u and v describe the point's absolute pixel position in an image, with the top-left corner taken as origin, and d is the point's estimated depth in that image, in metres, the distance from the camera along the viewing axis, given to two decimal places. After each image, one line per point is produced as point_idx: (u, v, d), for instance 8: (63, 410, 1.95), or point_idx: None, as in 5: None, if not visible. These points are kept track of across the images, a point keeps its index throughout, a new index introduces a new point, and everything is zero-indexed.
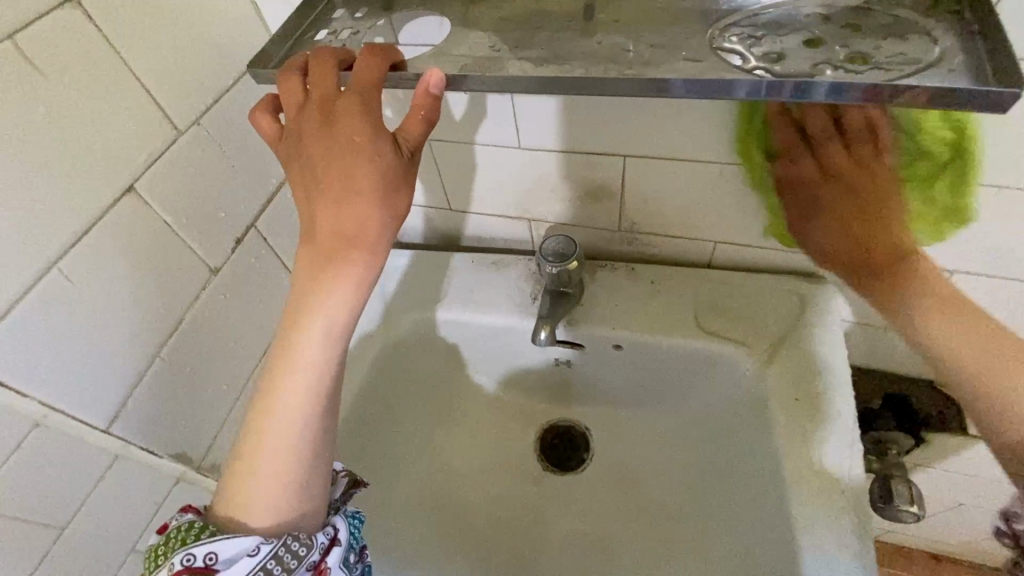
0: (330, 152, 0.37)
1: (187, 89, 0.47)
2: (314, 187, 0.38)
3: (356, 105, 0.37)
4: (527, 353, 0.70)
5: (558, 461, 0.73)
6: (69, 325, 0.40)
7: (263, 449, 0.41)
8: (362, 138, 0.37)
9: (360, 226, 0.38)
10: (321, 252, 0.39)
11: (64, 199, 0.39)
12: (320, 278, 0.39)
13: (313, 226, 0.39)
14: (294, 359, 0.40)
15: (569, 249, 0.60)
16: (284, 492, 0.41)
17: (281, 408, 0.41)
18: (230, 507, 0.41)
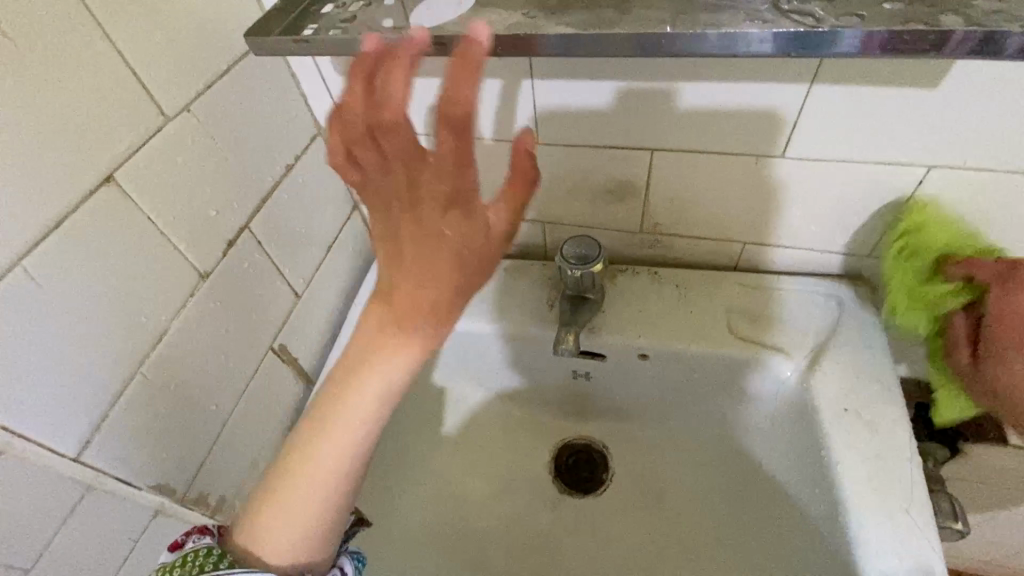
0: (415, 238, 0.30)
1: (176, 70, 0.42)
2: (391, 264, 0.32)
3: (441, 158, 0.28)
4: (542, 365, 0.65)
5: (575, 483, 0.68)
6: (38, 333, 0.34)
7: (295, 497, 0.35)
8: (452, 224, 0.30)
9: (438, 307, 0.32)
10: (390, 326, 0.34)
11: (31, 186, 0.33)
12: (385, 354, 0.34)
13: (388, 289, 0.33)
14: (347, 417, 0.35)
15: (592, 251, 0.55)
16: (308, 538, 0.36)
17: (321, 460, 0.35)
18: (249, 538, 0.36)
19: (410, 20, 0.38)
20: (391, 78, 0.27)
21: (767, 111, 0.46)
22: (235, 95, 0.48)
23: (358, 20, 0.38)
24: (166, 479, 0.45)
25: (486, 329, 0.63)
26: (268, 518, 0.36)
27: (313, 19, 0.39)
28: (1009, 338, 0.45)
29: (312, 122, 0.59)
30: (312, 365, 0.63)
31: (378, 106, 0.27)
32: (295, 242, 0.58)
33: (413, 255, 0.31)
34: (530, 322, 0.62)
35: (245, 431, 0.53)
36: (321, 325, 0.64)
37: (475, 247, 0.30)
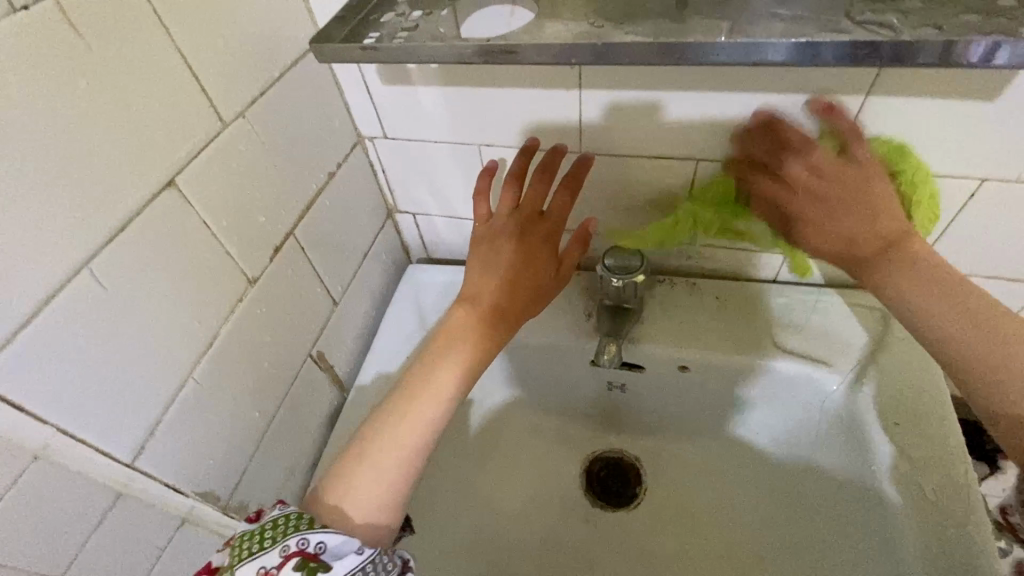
0: (523, 247, 0.51)
1: (234, 76, 0.42)
2: (494, 267, 0.51)
3: (541, 220, 0.52)
4: (576, 376, 0.65)
5: (608, 496, 0.67)
6: (97, 335, 0.34)
7: (377, 450, 0.44)
8: (535, 252, 0.52)
9: (512, 308, 0.50)
10: (476, 315, 0.49)
11: (100, 190, 0.33)
12: (466, 336, 0.48)
13: (478, 293, 0.51)
14: (428, 387, 0.46)
15: (634, 261, 0.55)
16: (385, 492, 0.43)
17: (404, 420, 0.45)
18: (333, 493, 0.43)
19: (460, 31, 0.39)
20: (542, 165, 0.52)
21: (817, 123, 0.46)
22: (284, 103, 0.48)
23: (421, 27, 0.38)
24: (211, 487, 0.44)
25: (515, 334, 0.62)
26: (352, 485, 0.43)
27: (374, 27, 0.39)
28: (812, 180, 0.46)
29: (352, 130, 0.59)
30: (346, 373, 0.62)
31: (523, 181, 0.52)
32: (333, 249, 0.58)
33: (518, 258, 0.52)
34: (566, 332, 0.62)
35: (283, 440, 0.53)
36: (356, 333, 0.64)
37: (550, 264, 0.53)
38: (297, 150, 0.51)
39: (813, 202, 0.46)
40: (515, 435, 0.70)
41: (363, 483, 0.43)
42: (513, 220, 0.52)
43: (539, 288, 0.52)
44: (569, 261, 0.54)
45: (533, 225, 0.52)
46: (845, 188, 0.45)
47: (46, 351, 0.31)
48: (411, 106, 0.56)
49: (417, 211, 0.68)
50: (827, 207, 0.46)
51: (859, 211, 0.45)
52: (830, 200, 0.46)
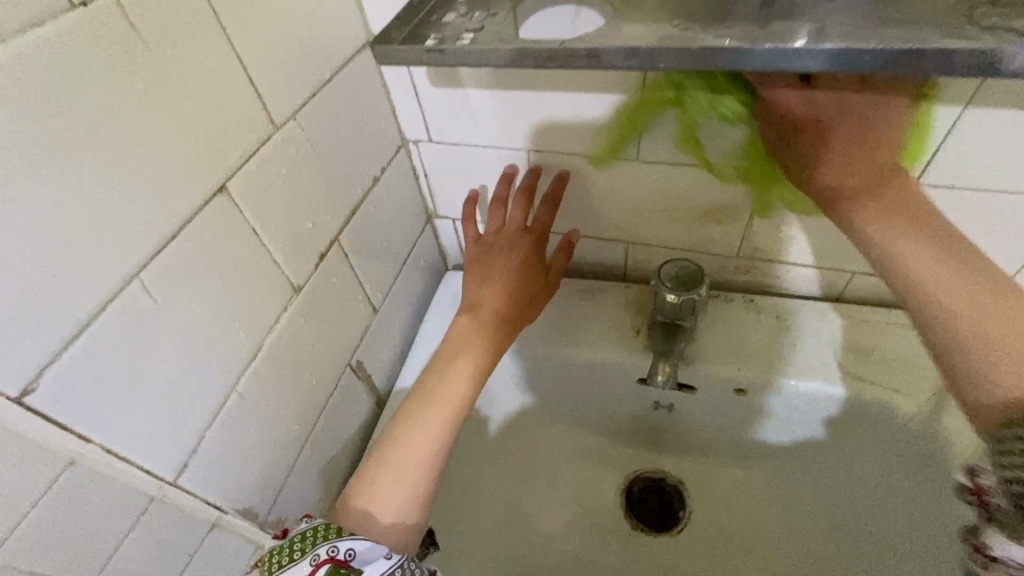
0: (516, 257, 0.55)
1: (286, 79, 0.41)
2: (490, 277, 0.54)
3: (531, 231, 0.56)
4: (621, 394, 0.62)
5: (649, 519, 0.64)
6: (143, 350, 0.32)
7: (400, 452, 0.45)
8: (529, 260, 0.55)
9: (510, 311, 0.53)
10: (479, 322, 0.52)
11: (152, 197, 0.32)
12: (473, 340, 0.51)
13: (477, 302, 0.54)
14: (442, 388, 0.48)
15: (694, 277, 0.52)
16: (409, 489, 0.44)
17: (422, 420, 0.46)
18: (358, 503, 0.43)
19: (518, 33, 0.37)
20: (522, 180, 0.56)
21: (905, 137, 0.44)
22: (333, 105, 0.47)
23: (485, 29, 0.36)
24: (250, 503, 0.43)
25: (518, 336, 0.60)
26: (380, 485, 0.44)
27: (437, 27, 0.37)
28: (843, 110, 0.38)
29: (396, 132, 0.57)
30: (384, 383, 0.61)
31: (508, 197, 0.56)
32: (375, 256, 0.56)
33: (512, 267, 0.55)
34: (612, 347, 0.59)
35: (321, 452, 0.51)
36: (394, 342, 0.62)
37: (540, 271, 0.56)
38: (344, 154, 0.49)
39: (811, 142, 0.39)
40: (552, 450, 0.68)
41: (388, 486, 0.44)
42: (502, 236, 0.56)
43: (534, 292, 0.56)
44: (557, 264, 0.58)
45: (521, 237, 0.56)
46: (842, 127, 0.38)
47: (97, 367, 0.30)
48: (460, 109, 0.54)
49: (457, 216, 0.65)
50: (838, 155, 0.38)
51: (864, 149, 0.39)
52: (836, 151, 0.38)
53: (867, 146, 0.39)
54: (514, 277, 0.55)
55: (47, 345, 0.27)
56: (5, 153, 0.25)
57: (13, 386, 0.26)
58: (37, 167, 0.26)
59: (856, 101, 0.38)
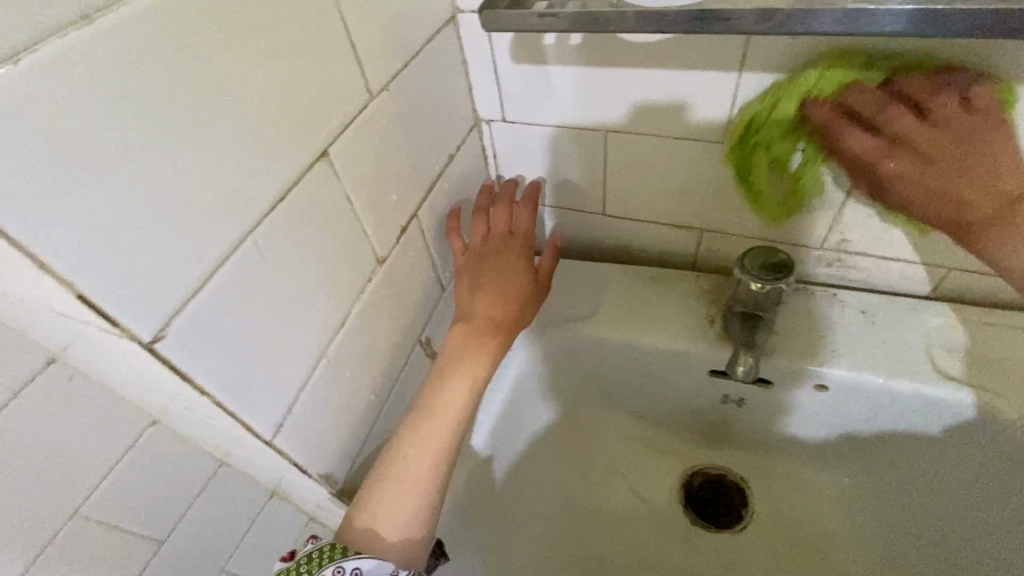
0: (505, 264, 0.54)
1: (383, 47, 0.40)
2: (482, 287, 0.53)
3: (517, 239, 0.56)
4: (687, 386, 0.60)
5: (708, 514, 0.64)
6: (251, 307, 0.32)
7: (405, 464, 0.44)
8: (520, 267, 0.55)
9: (505, 319, 0.52)
10: (477, 332, 0.51)
11: (267, 155, 0.32)
12: (471, 354, 0.50)
13: (471, 313, 0.52)
14: (444, 398, 0.47)
15: (780, 264, 0.50)
16: (416, 502, 0.44)
17: (427, 431, 0.46)
18: (367, 518, 0.43)
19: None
20: (502, 194, 0.58)
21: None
22: (419, 78, 0.46)
23: None
24: (329, 470, 0.43)
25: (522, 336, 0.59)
26: (381, 508, 0.43)
27: None
28: (930, 137, 0.39)
29: (471, 111, 0.57)
30: None
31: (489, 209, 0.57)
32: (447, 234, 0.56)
33: (503, 274, 0.54)
34: (684, 336, 0.57)
35: (390, 426, 0.51)
36: None
37: (533, 273, 0.55)
38: (426, 129, 0.49)
39: (912, 157, 0.41)
40: (609, 440, 0.67)
41: (395, 500, 0.43)
42: (491, 243, 0.55)
43: (530, 298, 0.55)
44: (548, 268, 0.57)
45: (509, 243, 0.55)
46: (967, 134, 0.39)
47: (213, 321, 0.30)
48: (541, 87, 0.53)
49: None
50: (956, 176, 0.40)
51: (967, 160, 0.39)
52: (953, 176, 0.40)
53: (990, 159, 0.39)
54: (507, 283, 0.53)
55: (175, 294, 0.28)
56: (154, 98, 0.25)
57: (146, 331, 0.27)
58: (178, 113, 0.26)
59: (923, 96, 0.39)
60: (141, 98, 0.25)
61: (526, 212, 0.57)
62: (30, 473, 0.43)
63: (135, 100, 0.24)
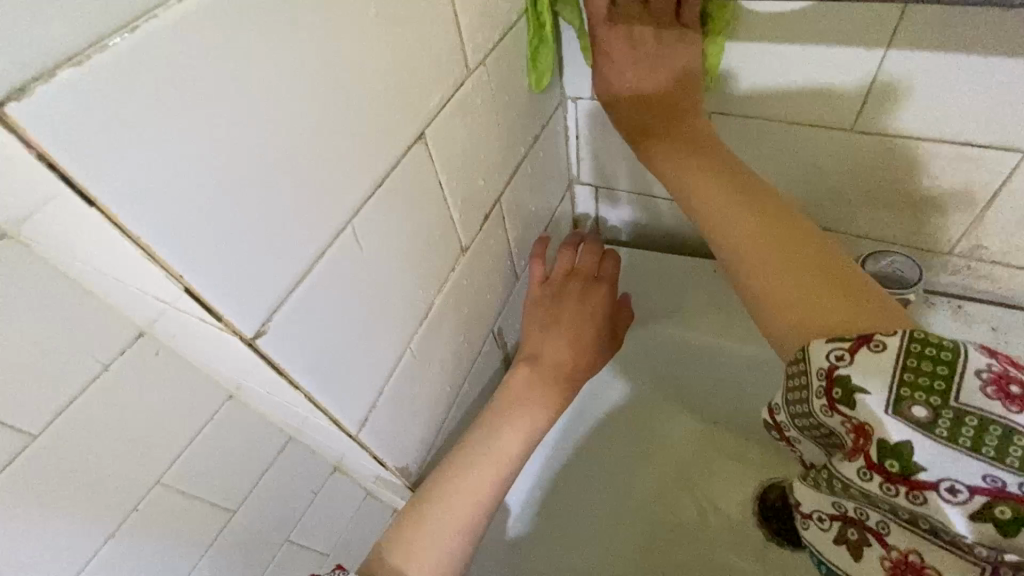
0: (584, 310, 0.52)
1: (484, 20, 0.37)
2: (556, 327, 0.51)
3: (601, 288, 0.54)
4: (774, 397, 0.56)
5: (785, 533, 0.59)
6: (346, 300, 0.31)
7: (450, 497, 0.41)
8: (597, 317, 0.52)
9: (576, 371, 0.50)
10: (541, 376, 0.49)
11: (367, 138, 0.29)
12: (534, 400, 0.47)
13: (542, 355, 0.50)
14: (502, 436, 0.45)
15: (912, 274, 0.47)
16: (455, 540, 0.41)
17: (479, 467, 0.43)
18: (401, 548, 0.39)
19: None
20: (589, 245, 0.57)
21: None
22: (515, 53, 0.43)
23: None
24: (404, 460, 0.43)
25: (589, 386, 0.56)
26: (418, 540, 0.40)
27: None
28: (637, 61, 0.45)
29: (558, 88, 0.52)
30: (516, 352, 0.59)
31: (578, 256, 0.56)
32: (526, 220, 0.53)
33: (579, 321, 0.51)
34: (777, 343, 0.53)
35: (461, 415, 0.50)
36: None
37: (605, 327, 0.53)
38: (515, 107, 0.45)
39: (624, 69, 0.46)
40: (680, 444, 0.63)
41: (433, 532, 0.40)
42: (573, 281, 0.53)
43: (597, 349, 0.52)
44: (622, 325, 0.55)
45: (592, 288, 0.53)
46: (660, 62, 0.45)
47: (312, 315, 0.28)
48: None
49: (603, 183, 0.60)
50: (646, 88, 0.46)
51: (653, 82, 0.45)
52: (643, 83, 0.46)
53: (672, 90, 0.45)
54: (583, 330, 0.51)
55: (275, 287, 0.26)
56: (271, 75, 0.23)
57: (250, 327, 0.26)
58: (292, 92, 0.24)
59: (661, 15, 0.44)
60: (258, 73, 0.22)
61: (613, 263, 0.55)
62: (116, 446, 0.44)
63: (251, 76, 0.22)
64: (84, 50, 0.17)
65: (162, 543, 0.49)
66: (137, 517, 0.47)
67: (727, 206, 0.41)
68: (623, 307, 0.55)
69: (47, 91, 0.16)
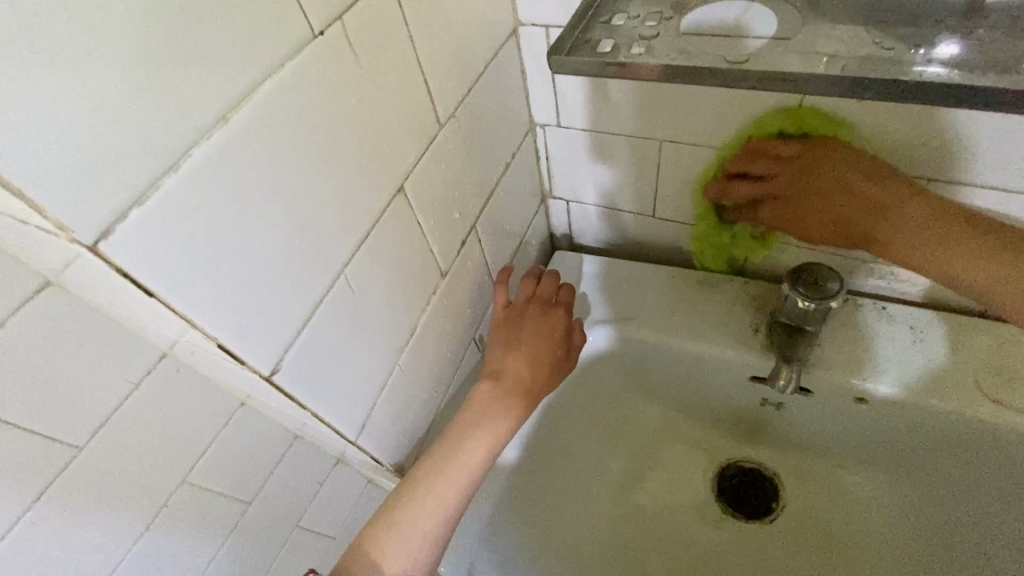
0: (542, 331, 0.57)
1: (452, 79, 0.43)
2: (516, 348, 0.56)
3: (558, 313, 0.59)
4: (726, 388, 0.63)
5: (739, 505, 0.67)
6: (341, 333, 0.37)
7: (419, 497, 0.47)
8: (556, 340, 0.58)
9: (535, 388, 0.55)
10: (502, 391, 0.54)
11: (357, 200, 0.35)
12: (497, 412, 0.52)
13: (502, 372, 0.55)
14: (466, 445, 0.50)
15: (829, 282, 0.50)
16: (424, 539, 0.46)
17: (446, 472, 0.48)
18: (375, 546, 0.45)
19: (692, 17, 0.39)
20: (545, 275, 0.62)
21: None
22: (482, 99, 0.48)
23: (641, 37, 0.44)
24: (396, 455, 0.49)
25: (549, 399, 0.61)
26: (393, 535, 0.45)
27: (609, 30, 0.38)
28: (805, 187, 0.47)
29: (528, 118, 0.58)
30: None
31: (537, 286, 0.61)
32: (500, 238, 0.59)
33: (538, 342, 0.57)
34: (726, 343, 0.59)
35: (447, 415, 0.57)
36: None
37: (562, 346, 0.58)
38: (486, 143, 0.51)
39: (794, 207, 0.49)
40: (646, 430, 0.70)
41: (406, 532, 0.45)
42: (532, 306, 0.59)
43: (556, 367, 0.57)
44: (577, 343, 0.60)
45: (550, 313, 0.59)
46: (828, 180, 0.46)
47: (314, 351, 0.35)
48: (602, 95, 0.54)
49: (573, 198, 0.66)
50: (835, 199, 0.46)
51: (839, 199, 0.46)
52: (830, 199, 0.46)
53: (862, 188, 0.45)
54: (543, 351, 0.57)
55: (286, 332, 0.32)
56: (278, 171, 0.29)
57: (266, 365, 0.32)
58: (295, 178, 0.30)
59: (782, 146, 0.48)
60: (268, 170, 0.28)
61: (568, 290, 0.61)
62: (146, 453, 0.50)
63: (262, 178, 0.28)
64: (144, 192, 0.23)
65: (189, 533, 0.57)
66: (166, 511, 0.54)
67: (1018, 268, 0.40)
68: (576, 327, 0.60)
69: (123, 228, 0.23)
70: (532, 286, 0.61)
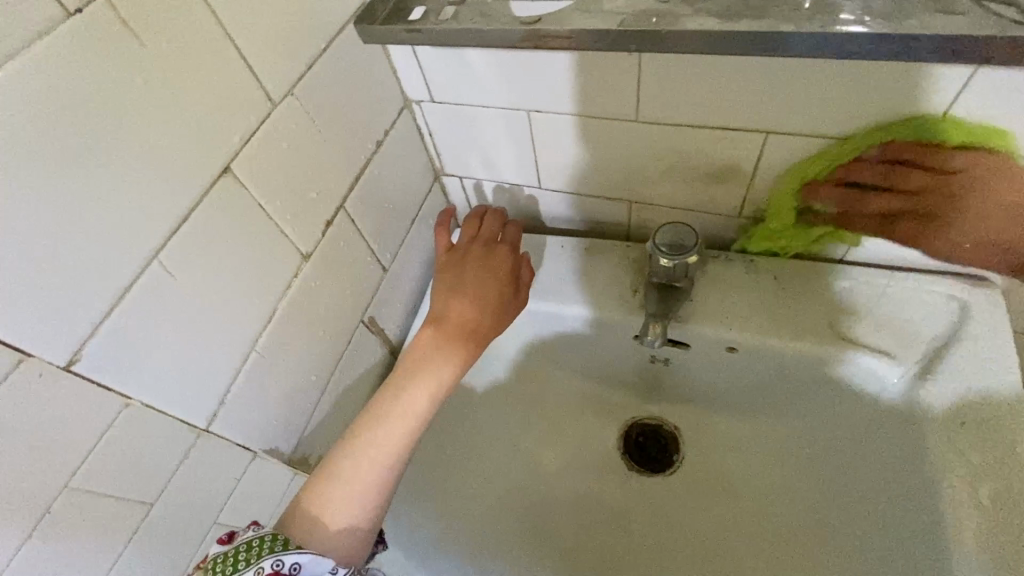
0: (484, 270, 0.58)
1: (282, 56, 0.42)
2: (460, 290, 0.57)
3: (504, 249, 0.60)
4: (619, 350, 0.65)
5: (643, 460, 0.70)
6: (162, 319, 0.37)
7: (359, 446, 0.47)
8: (503, 275, 0.59)
9: (480, 325, 0.56)
10: (443, 334, 0.55)
11: (159, 183, 0.34)
12: (437, 356, 0.53)
13: (445, 315, 0.56)
14: (405, 390, 0.50)
15: (686, 239, 0.52)
16: (364, 487, 0.46)
17: (385, 417, 0.48)
18: (313, 500, 0.45)
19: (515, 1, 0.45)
20: (490, 215, 0.64)
21: (964, 85, 0.40)
22: (332, 76, 0.47)
23: (462, 11, 0.46)
24: (275, 440, 0.49)
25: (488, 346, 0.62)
26: (329, 487, 0.45)
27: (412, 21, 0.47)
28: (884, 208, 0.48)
29: (399, 94, 0.57)
30: (396, 335, 0.65)
31: (482, 228, 0.63)
32: (381, 218, 0.59)
33: (481, 281, 0.58)
34: (611, 306, 0.61)
35: (339, 397, 0.57)
36: (406, 297, 0.66)
37: (508, 283, 0.59)
38: (346, 121, 0.50)
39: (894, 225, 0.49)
40: (554, 398, 0.72)
41: (343, 486, 0.45)
42: (474, 245, 0.61)
43: (502, 305, 0.58)
44: (524, 281, 0.61)
45: (493, 250, 0.60)
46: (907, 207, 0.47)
47: (127, 336, 0.35)
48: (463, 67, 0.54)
49: (461, 175, 0.66)
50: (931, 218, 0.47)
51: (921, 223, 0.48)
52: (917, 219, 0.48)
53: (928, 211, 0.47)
54: (488, 291, 0.58)
55: (83, 319, 0.33)
56: (35, 157, 0.28)
57: (60, 358, 0.32)
58: (60, 164, 0.30)
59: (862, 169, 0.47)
60: (19, 157, 0.28)
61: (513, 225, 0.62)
62: None
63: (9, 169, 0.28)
64: None
65: None
66: None
67: None
68: (523, 262, 0.61)
69: None
70: (477, 228, 0.63)
